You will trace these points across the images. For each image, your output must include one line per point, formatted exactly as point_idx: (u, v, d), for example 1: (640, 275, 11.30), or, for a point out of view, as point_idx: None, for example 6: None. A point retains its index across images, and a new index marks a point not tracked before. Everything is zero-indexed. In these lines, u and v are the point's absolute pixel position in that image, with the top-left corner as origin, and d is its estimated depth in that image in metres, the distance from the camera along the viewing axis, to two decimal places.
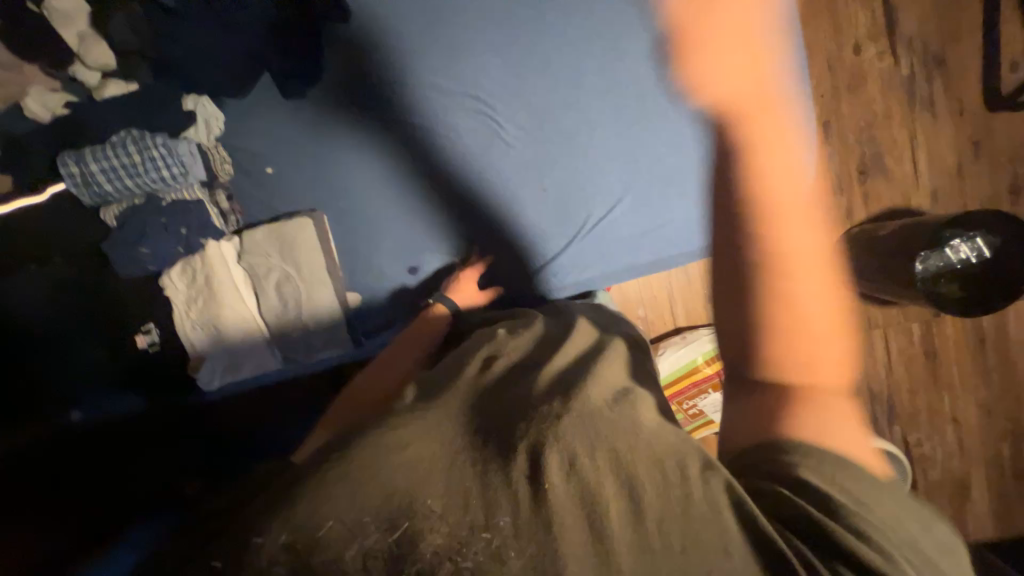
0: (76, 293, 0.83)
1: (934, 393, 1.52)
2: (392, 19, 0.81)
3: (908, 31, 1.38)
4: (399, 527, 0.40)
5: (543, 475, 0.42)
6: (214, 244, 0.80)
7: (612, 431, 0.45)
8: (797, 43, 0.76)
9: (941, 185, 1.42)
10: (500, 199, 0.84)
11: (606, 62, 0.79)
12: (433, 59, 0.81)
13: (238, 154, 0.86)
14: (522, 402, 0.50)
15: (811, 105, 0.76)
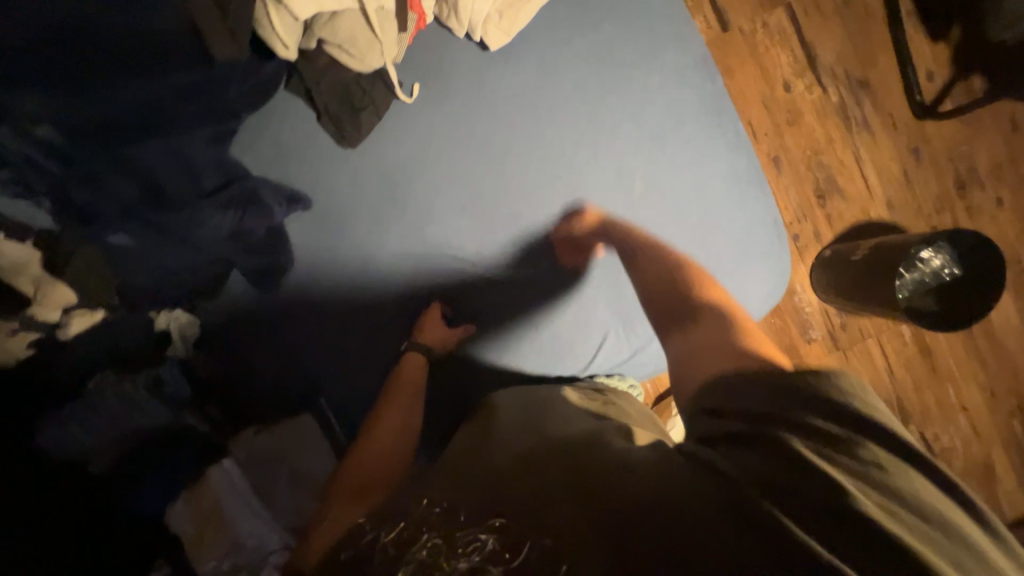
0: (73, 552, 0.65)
1: (939, 387, 1.55)
2: (352, 198, 0.82)
3: (828, 62, 1.47)
4: (409, 530, 0.56)
5: (523, 480, 0.57)
6: (217, 466, 0.76)
7: (581, 446, 0.60)
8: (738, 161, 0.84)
9: (895, 194, 1.49)
10: (498, 348, 0.84)
11: (573, 197, 0.82)
12: (400, 229, 0.82)
13: (220, 353, 0.84)
14: (531, 451, 0.62)
15: (762, 212, 0.84)
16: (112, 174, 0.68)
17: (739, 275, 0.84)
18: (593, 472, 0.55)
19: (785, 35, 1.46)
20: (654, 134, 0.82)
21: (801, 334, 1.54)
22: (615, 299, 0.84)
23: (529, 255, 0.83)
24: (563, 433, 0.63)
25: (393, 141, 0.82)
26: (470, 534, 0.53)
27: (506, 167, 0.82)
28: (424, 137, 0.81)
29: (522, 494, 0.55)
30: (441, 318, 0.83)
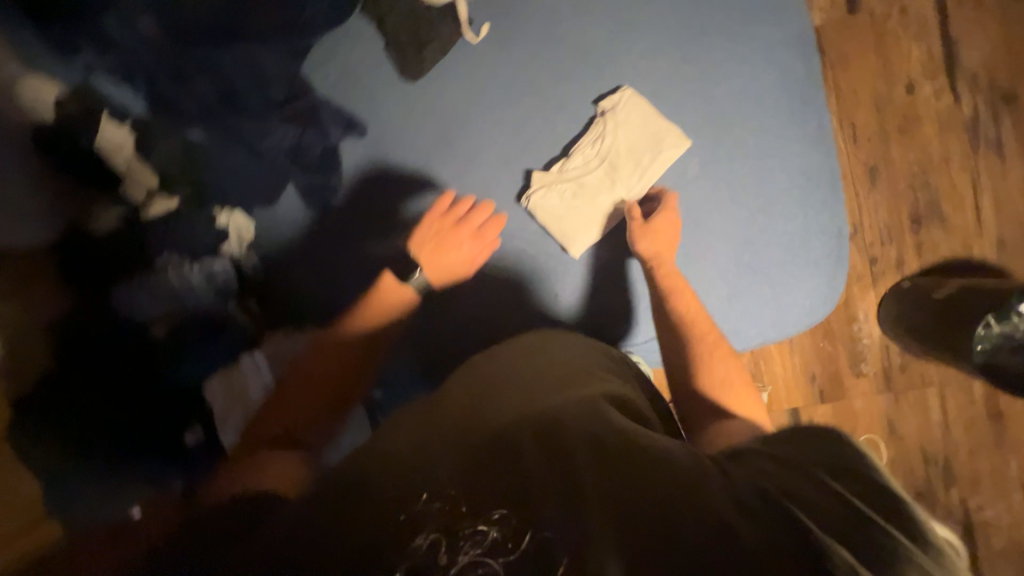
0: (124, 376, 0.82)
1: (997, 456, 1.39)
2: (407, 130, 0.85)
3: (972, 66, 1.25)
4: (414, 508, 0.47)
5: (529, 468, 0.49)
6: (247, 355, 0.88)
7: (589, 437, 0.53)
8: (809, 152, 0.78)
9: (1009, 234, 1.29)
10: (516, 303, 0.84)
11: (636, 165, 0.77)
12: (447, 167, 0.85)
13: (268, 258, 0.91)
14: (556, 425, 0.54)
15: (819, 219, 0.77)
16: (198, 74, 0.81)
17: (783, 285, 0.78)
18: (605, 469, 0.50)
19: (925, 25, 1.25)
20: (726, 114, 0.78)
21: (851, 366, 1.42)
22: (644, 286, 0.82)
23: (587, 212, 0.78)
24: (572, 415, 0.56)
25: (478, 94, 0.83)
26: (471, 525, 0.45)
27: (556, 130, 0.81)
28: (485, 87, 0.83)
29: (538, 484, 0.48)
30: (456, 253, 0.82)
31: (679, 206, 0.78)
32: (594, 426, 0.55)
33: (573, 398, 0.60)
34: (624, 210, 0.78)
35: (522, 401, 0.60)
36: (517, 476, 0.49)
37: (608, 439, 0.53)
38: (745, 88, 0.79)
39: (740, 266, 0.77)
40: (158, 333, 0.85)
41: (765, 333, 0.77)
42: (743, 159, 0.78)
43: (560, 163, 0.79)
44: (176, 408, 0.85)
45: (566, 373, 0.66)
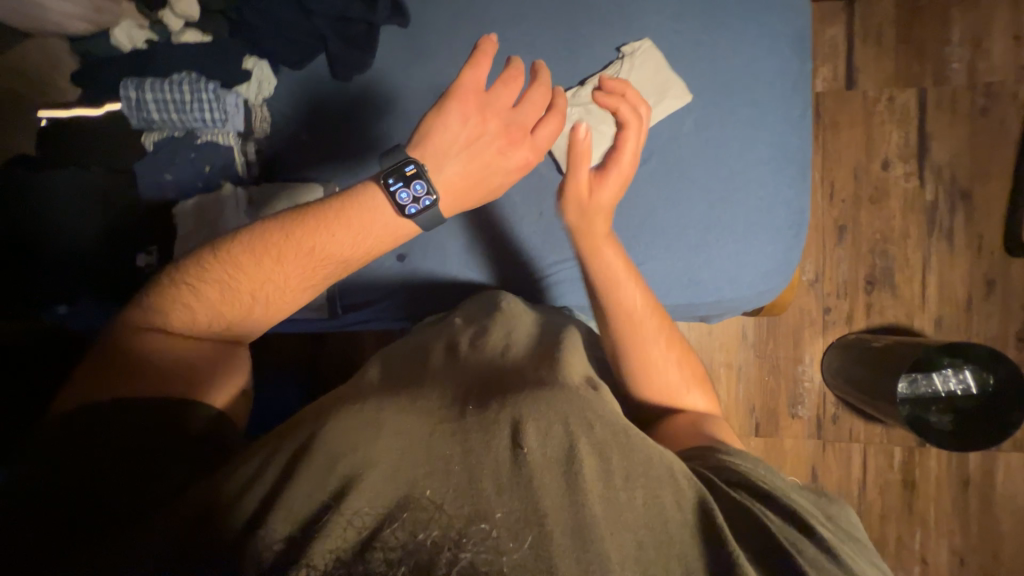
0: (111, 185, 0.88)
1: (905, 526, 1.42)
2: (444, 31, 0.90)
3: (939, 160, 1.42)
4: (407, 516, 0.42)
5: (527, 465, 0.45)
6: (230, 186, 0.88)
7: (590, 431, 0.48)
8: (802, 135, 0.82)
9: (946, 314, 1.41)
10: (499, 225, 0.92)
11: (641, 106, 0.81)
12: None
13: (278, 118, 0.93)
14: (544, 413, 0.49)
15: (792, 197, 0.82)
16: None
17: (742, 245, 0.82)
18: (603, 476, 0.47)
19: (907, 116, 1.42)
20: (732, 81, 0.81)
21: (788, 406, 1.48)
22: (621, 220, 0.82)
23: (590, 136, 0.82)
24: (575, 407, 0.50)
25: (519, 13, 0.87)
26: (479, 524, 0.42)
27: (580, 67, 0.85)
28: (521, 7, 0.87)
29: (540, 494, 0.43)
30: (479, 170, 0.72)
31: (668, 151, 0.82)
32: (585, 421, 0.49)
33: (551, 372, 0.57)
34: (620, 141, 0.82)
35: (515, 385, 0.54)
36: (514, 480, 0.44)
37: (607, 435, 0.49)
38: (753, 61, 0.81)
39: (707, 218, 0.82)
40: (149, 142, 0.87)
41: (722, 292, 0.83)
42: (734, 127, 0.81)
43: (573, 90, 0.84)
44: (150, 230, 0.89)
45: (564, 360, 0.61)
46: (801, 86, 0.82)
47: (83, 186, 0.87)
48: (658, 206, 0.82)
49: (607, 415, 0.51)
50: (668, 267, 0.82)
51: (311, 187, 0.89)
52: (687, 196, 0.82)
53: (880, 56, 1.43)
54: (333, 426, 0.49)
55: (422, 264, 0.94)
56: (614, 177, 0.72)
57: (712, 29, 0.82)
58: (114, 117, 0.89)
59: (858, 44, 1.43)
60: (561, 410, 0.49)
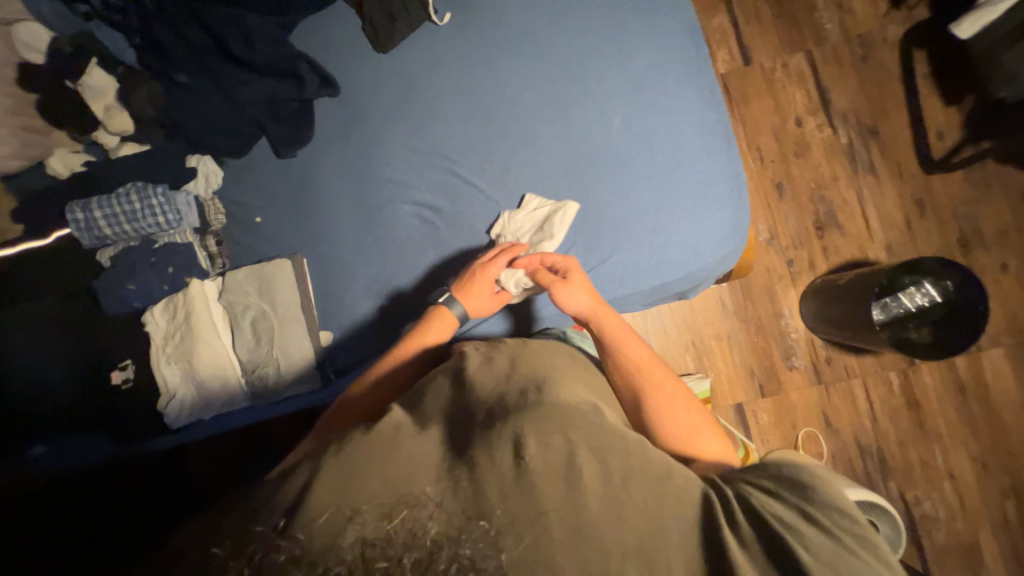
0: (80, 304, 0.87)
1: (924, 445, 1.46)
2: (371, 92, 0.95)
3: (842, 107, 1.57)
4: (403, 522, 0.41)
5: (528, 472, 0.47)
6: (199, 282, 0.86)
7: (592, 455, 0.50)
8: (716, 109, 0.91)
9: (893, 239, 1.52)
10: (464, 251, 0.90)
11: (563, 124, 0.90)
12: (406, 125, 0.93)
13: (232, 206, 0.94)
14: (556, 425, 0.52)
15: (727, 164, 0.89)
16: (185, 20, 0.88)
17: (695, 217, 0.87)
18: (604, 489, 0.48)
19: (802, 76, 1.58)
20: (642, 78, 0.90)
21: (783, 360, 1.53)
22: (581, 220, 0.88)
23: (527, 162, 0.90)
24: (574, 421, 0.53)
25: (439, 62, 0.94)
26: (467, 526, 0.42)
27: (506, 97, 0.92)
28: (438, 57, 0.94)
29: (557, 514, 0.45)
30: (484, 287, 0.83)
31: (606, 151, 0.88)
32: (590, 441, 0.51)
33: (562, 390, 0.59)
34: (561, 154, 0.90)
35: (516, 402, 0.56)
36: (520, 492, 0.46)
37: (606, 440, 0.52)
38: (656, 57, 0.90)
39: (657, 200, 0.87)
40: (104, 258, 0.87)
41: (689, 265, 0.87)
42: (657, 116, 0.89)
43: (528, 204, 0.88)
44: (126, 345, 0.86)
45: (557, 372, 0.64)
46: (701, 69, 0.91)
47: (55, 314, 0.86)
48: (611, 201, 0.87)
49: (620, 442, 0.53)
50: (635, 252, 0.87)
51: (278, 262, 0.89)
52: (635, 186, 0.87)
53: (764, 33, 1.59)
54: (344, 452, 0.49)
55: (404, 310, 0.90)
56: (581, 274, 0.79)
57: (612, 39, 0.91)
58: (65, 243, 0.87)
59: (743, 26, 1.59)
60: (558, 423, 0.52)
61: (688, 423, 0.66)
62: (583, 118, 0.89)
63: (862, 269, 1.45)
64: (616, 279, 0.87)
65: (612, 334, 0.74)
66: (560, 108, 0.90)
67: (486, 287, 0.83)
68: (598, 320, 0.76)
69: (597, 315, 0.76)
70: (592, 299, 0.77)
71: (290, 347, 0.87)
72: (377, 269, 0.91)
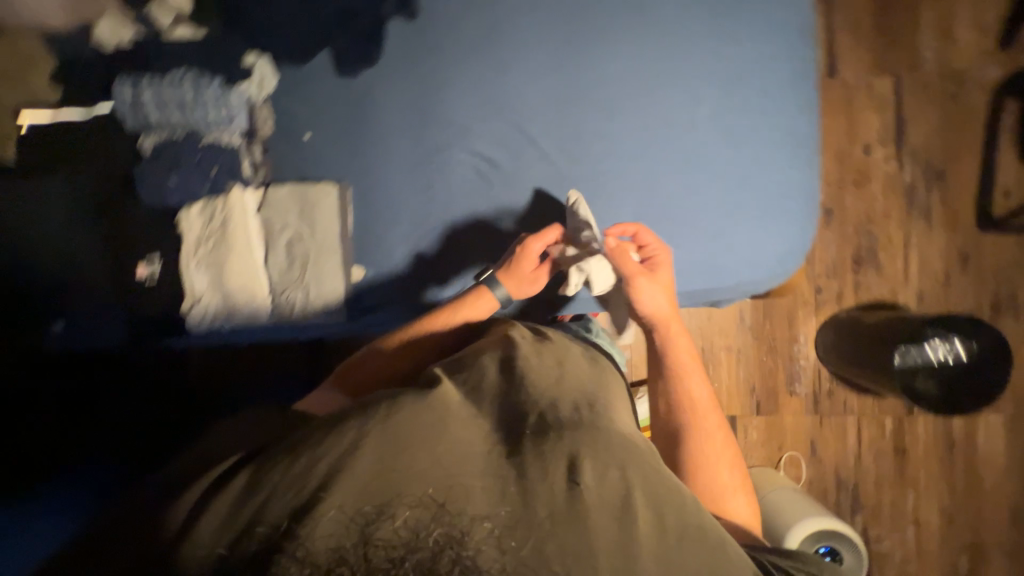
0: (110, 188, 0.83)
1: (899, 490, 1.50)
2: (451, 22, 0.88)
3: (915, 143, 1.50)
4: (413, 517, 0.44)
5: (580, 501, 0.47)
6: (240, 190, 0.83)
7: (647, 502, 0.49)
8: (810, 118, 0.85)
9: (928, 289, 1.49)
10: (514, 213, 0.87)
11: (645, 102, 0.85)
12: (481, 67, 0.87)
13: (281, 115, 0.88)
14: (624, 460, 0.51)
15: (806, 179, 0.84)
16: None
17: (760, 228, 0.84)
18: (655, 548, 0.47)
19: (883, 102, 1.49)
20: (740, 72, 0.85)
21: (787, 384, 1.54)
22: (642, 207, 0.84)
23: (600, 134, 0.86)
24: (634, 461, 0.51)
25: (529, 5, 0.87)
26: (476, 535, 0.44)
27: (593, 60, 0.86)
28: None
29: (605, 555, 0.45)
30: (526, 264, 0.82)
31: (683, 140, 0.84)
32: (647, 483, 0.50)
33: (616, 417, 0.57)
34: (637, 134, 0.85)
35: (577, 410, 0.54)
36: (569, 521, 0.45)
37: (661, 486, 0.51)
38: (759, 52, 0.85)
39: (725, 203, 0.84)
40: (146, 145, 0.82)
41: (741, 275, 0.85)
42: (745, 115, 0.84)
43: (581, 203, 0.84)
44: (155, 241, 0.83)
45: (604, 390, 0.63)
46: (803, 73, 0.85)
47: (84, 194, 0.82)
48: (678, 193, 0.84)
49: (672, 490, 0.51)
50: (689, 251, 0.84)
51: (324, 188, 0.85)
52: (706, 183, 0.84)
53: (857, 46, 1.49)
54: (397, 417, 0.49)
55: (442, 261, 0.88)
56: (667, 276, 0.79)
57: (716, 22, 0.85)
58: (103, 122, 0.83)
59: (836, 34, 1.49)
60: (617, 455, 0.50)
61: (725, 483, 0.67)
62: (668, 100, 0.85)
63: (891, 312, 1.43)
64: None
65: (677, 351, 0.75)
66: (646, 85, 0.85)
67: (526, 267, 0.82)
68: (669, 332, 0.76)
69: (669, 327, 0.76)
70: (671, 307, 0.77)
71: (323, 275, 0.85)
72: (422, 213, 0.88)
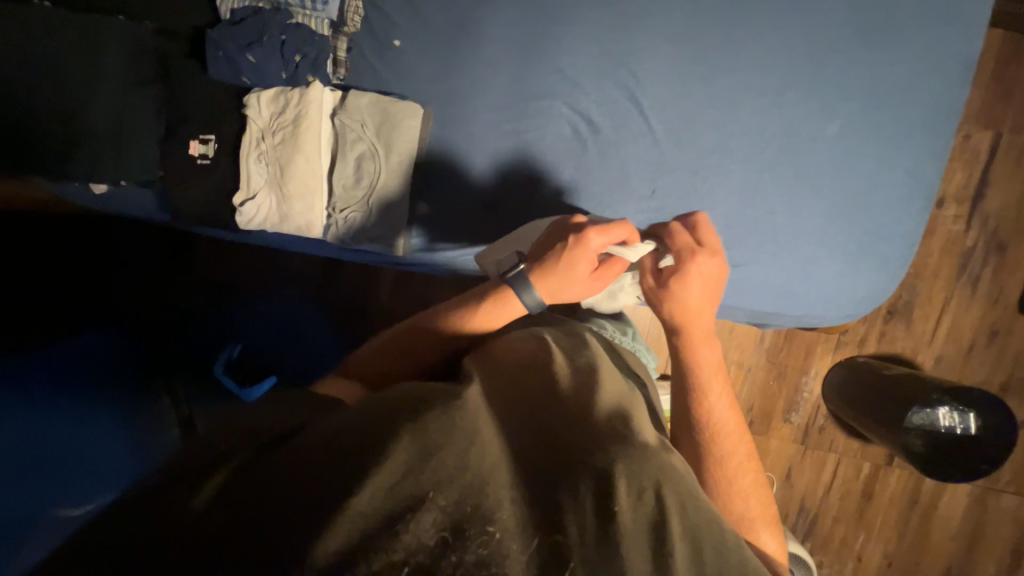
0: (177, 50, 0.76)
1: (853, 528, 1.59)
2: None
3: (990, 208, 1.44)
4: (410, 518, 0.35)
5: (611, 521, 0.37)
6: (319, 87, 0.74)
7: (685, 524, 0.40)
8: (938, 163, 0.79)
9: (947, 354, 1.50)
10: (600, 186, 0.81)
11: (773, 102, 0.78)
12: (609, 16, 0.78)
13: (375, 12, 0.78)
14: (658, 469, 0.42)
15: (912, 227, 0.79)
16: None
17: (845, 265, 0.80)
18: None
19: (975, 158, 1.42)
20: (880, 94, 0.77)
21: (783, 410, 1.57)
22: (735, 214, 0.79)
23: (715, 125, 0.78)
24: (669, 474, 0.43)
25: None
26: (486, 536, 0.35)
27: (729, 40, 0.77)
28: None
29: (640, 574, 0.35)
30: (580, 270, 0.67)
31: (799, 154, 0.78)
32: (683, 500, 0.41)
33: (648, 428, 0.50)
34: (755, 134, 0.78)
35: (609, 421, 0.47)
36: (591, 544, 0.36)
37: (701, 513, 0.41)
38: (909, 79, 0.77)
39: (820, 231, 0.79)
40: (224, 8, 0.74)
41: (811, 308, 0.82)
42: (872, 145, 0.78)
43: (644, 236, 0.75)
44: (215, 121, 0.76)
45: (633, 397, 0.57)
46: (947, 113, 0.78)
47: (146, 48, 0.75)
48: (776, 209, 0.79)
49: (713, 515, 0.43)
50: (768, 272, 0.80)
51: (408, 105, 0.77)
52: (809, 206, 0.79)
53: None
54: (426, 411, 0.42)
55: (511, 218, 0.82)
56: (711, 287, 0.69)
57: (872, 31, 0.77)
58: None
59: None
60: (651, 468, 0.42)
61: (754, 513, 0.63)
62: (797, 107, 0.78)
63: (908, 370, 1.43)
64: (736, 288, 0.81)
65: (700, 359, 0.71)
66: (779, 83, 0.78)
67: (579, 271, 0.67)
68: (692, 338, 0.71)
69: (695, 332, 0.71)
70: (702, 314, 0.71)
71: (383, 201, 0.79)
72: (503, 161, 0.81)
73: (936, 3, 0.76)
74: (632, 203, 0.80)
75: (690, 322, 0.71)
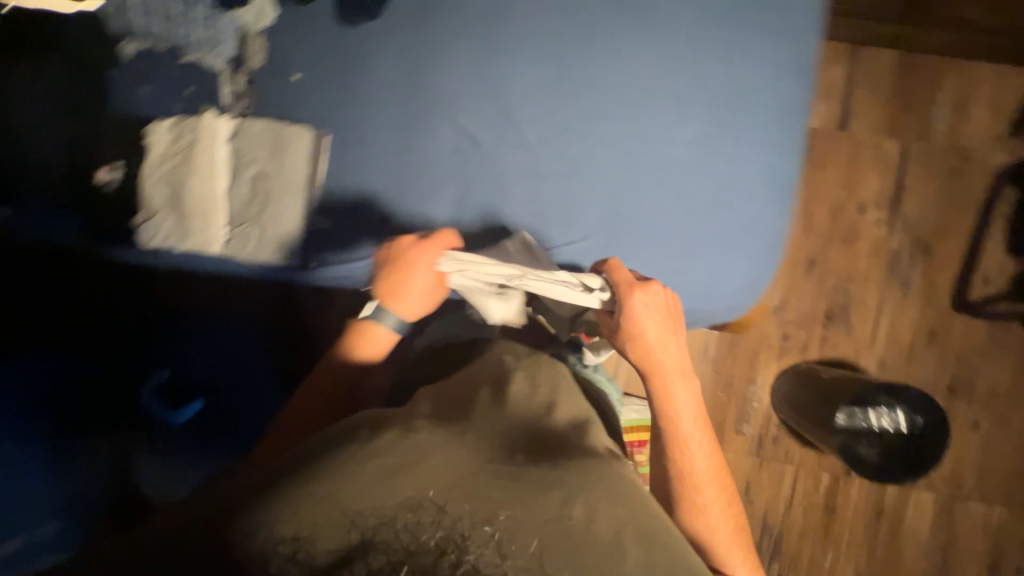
0: (86, 87, 0.83)
1: (820, 546, 1.52)
2: None
3: (909, 211, 1.50)
4: (406, 526, 0.42)
5: (573, 525, 0.45)
6: (213, 116, 0.82)
7: (639, 526, 0.48)
8: (792, 159, 0.85)
9: (890, 356, 1.50)
10: (484, 195, 0.87)
11: (637, 112, 0.84)
12: (482, 45, 0.86)
13: (270, 50, 0.87)
14: (612, 483, 0.50)
15: (776, 219, 0.84)
16: None
17: (717, 257, 0.84)
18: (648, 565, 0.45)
19: (887, 165, 1.49)
20: (731, 101, 0.84)
21: (734, 422, 1.55)
22: (609, 215, 0.84)
23: (584, 135, 0.85)
24: (618, 482, 0.51)
25: None
26: (475, 538, 0.43)
27: (591, 60, 0.85)
28: None
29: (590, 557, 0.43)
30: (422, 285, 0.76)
31: (664, 157, 0.84)
32: (630, 505, 0.49)
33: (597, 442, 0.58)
34: (621, 141, 0.84)
35: (558, 442, 0.55)
36: (564, 540, 0.44)
37: (642, 512, 0.49)
38: (757, 86, 0.84)
39: (691, 226, 0.83)
40: (128, 50, 0.83)
41: (691, 300, 0.85)
42: (729, 145, 0.84)
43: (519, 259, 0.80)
44: (120, 149, 0.83)
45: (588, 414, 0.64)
46: (795, 114, 0.85)
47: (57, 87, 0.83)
48: (647, 208, 0.84)
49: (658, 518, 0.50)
50: (645, 267, 0.84)
51: (299, 130, 0.84)
52: (677, 205, 0.84)
53: (874, 104, 1.48)
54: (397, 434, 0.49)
55: (404, 227, 0.87)
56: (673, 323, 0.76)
57: (720, 46, 0.84)
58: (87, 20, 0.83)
59: (857, 88, 1.48)
60: (603, 481, 0.50)
61: (712, 524, 0.72)
62: (658, 116, 0.84)
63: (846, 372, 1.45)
64: None
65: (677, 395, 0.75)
66: (642, 95, 0.85)
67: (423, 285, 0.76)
68: (667, 375, 0.76)
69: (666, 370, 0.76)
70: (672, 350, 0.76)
71: (278, 215, 0.84)
72: (394, 176, 0.87)
73: (773, 19, 0.85)
74: (514, 209, 0.86)
75: (664, 362, 0.75)
